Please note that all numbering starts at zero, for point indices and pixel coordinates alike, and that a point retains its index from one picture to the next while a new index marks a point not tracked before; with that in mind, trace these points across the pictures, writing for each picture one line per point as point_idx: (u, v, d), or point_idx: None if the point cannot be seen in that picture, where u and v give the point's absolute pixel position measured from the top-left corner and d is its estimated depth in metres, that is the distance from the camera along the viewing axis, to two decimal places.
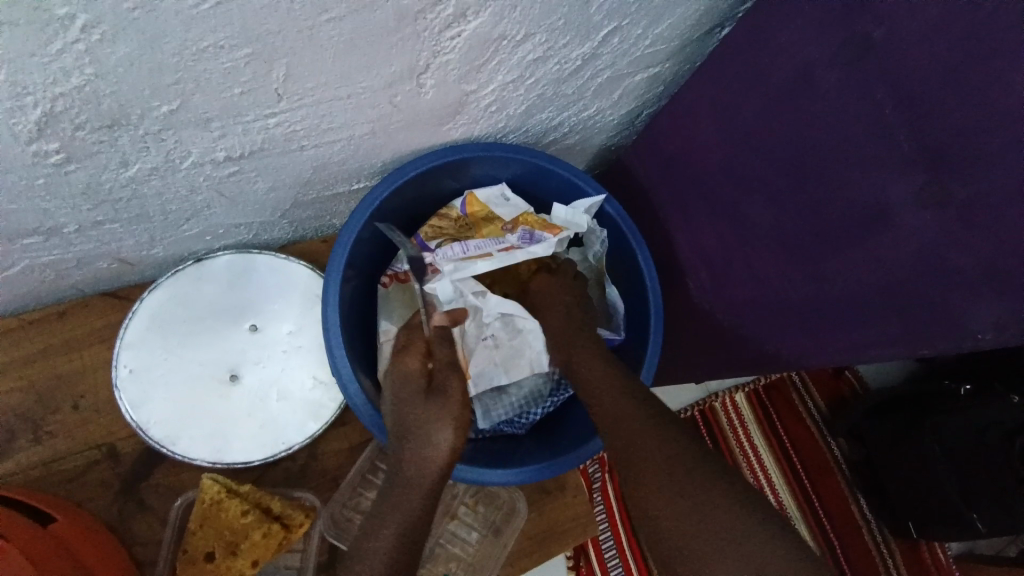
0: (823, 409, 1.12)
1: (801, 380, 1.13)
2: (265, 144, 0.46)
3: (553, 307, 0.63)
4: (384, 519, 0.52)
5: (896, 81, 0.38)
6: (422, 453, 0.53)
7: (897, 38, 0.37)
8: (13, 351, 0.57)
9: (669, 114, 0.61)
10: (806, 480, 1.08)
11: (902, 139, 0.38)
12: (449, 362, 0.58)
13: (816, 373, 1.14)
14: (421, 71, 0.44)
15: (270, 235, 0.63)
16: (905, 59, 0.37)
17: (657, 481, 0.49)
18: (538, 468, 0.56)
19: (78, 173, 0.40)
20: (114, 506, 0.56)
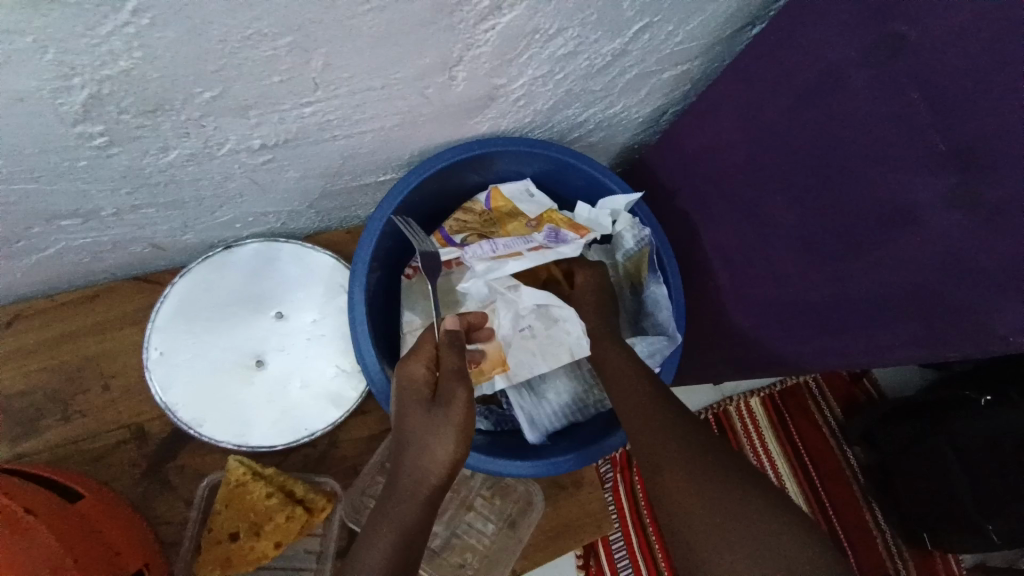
0: (838, 415, 1.11)
1: (816, 386, 1.12)
2: (298, 133, 0.46)
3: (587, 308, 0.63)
4: (385, 523, 0.47)
5: (932, 78, 0.37)
6: (424, 458, 0.48)
7: (934, 35, 0.37)
8: (48, 331, 0.58)
9: (694, 113, 0.62)
10: (822, 489, 1.07)
11: (936, 139, 0.38)
12: (454, 372, 0.50)
13: (832, 379, 1.13)
14: (453, 63, 0.45)
15: (297, 224, 0.64)
16: (942, 58, 0.36)
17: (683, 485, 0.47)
18: (577, 457, 0.57)
19: (119, 156, 0.41)
20: (140, 486, 0.57)
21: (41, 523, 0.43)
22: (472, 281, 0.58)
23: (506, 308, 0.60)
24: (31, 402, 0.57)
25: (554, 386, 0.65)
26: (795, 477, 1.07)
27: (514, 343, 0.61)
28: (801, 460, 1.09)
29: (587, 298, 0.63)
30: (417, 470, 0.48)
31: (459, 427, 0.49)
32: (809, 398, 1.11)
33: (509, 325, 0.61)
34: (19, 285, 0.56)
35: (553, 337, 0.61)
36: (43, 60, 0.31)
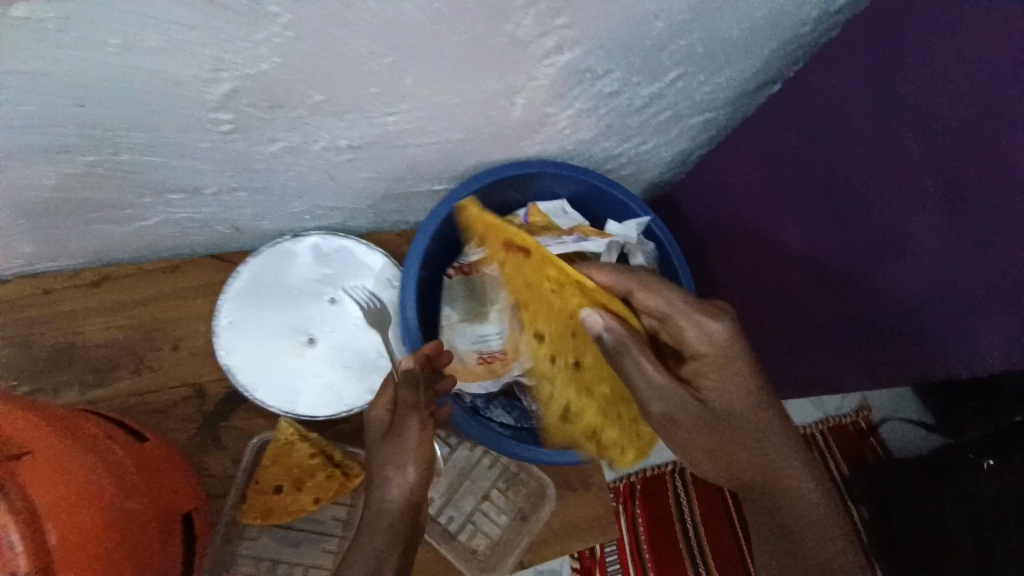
0: (843, 469, 1.21)
1: (823, 438, 1.23)
2: (378, 138, 0.55)
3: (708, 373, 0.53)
4: (377, 538, 0.48)
5: (924, 129, 0.44)
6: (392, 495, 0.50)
7: (923, 94, 0.44)
8: (131, 293, 0.66)
9: (718, 156, 0.70)
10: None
11: (927, 180, 0.44)
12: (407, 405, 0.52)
13: (838, 434, 1.23)
14: (516, 90, 0.53)
15: (356, 222, 0.72)
16: (931, 111, 0.43)
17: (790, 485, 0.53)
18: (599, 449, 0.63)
19: (236, 143, 0.50)
20: (194, 438, 0.64)
21: (132, 473, 0.47)
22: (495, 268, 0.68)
23: None
24: (108, 353, 0.64)
25: None
26: None
27: None
28: None
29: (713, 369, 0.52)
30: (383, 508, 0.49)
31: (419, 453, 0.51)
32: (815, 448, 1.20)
33: None
34: (114, 250, 0.64)
35: None
36: (203, 55, 0.39)
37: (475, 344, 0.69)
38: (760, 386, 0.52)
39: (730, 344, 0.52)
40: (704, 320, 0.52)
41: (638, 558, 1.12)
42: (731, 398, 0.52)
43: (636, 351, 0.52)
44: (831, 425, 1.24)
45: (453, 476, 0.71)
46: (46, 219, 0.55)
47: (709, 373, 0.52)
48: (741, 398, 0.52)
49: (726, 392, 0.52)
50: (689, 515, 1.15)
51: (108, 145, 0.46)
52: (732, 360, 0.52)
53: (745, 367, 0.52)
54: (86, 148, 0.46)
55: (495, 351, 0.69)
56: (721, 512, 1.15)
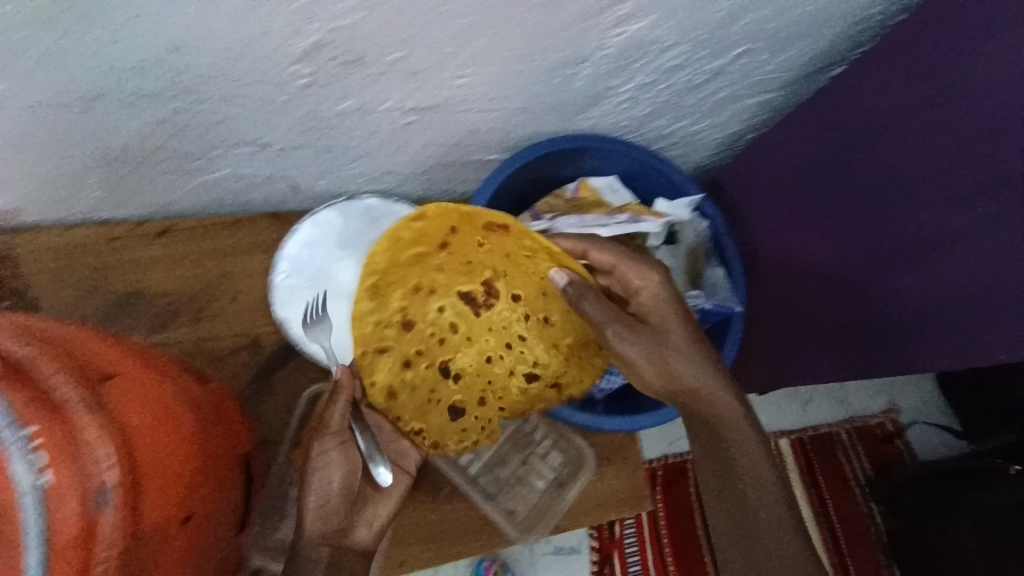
0: (867, 469, 1.19)
1: (848, 438, 1.21)
2: (443, 102, 0.56)
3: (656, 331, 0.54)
4: (316, 547, 0.54)
5: (980, 121, 0.46)
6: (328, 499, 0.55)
7: (982, 87, 0.46)
8: (190, 246, 0.68)
9: (773, 139, 0.70)
10: (841, 542, 1.16)
11: (978, 170, 0.47)
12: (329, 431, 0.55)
13: (863, 435, 1.21)
14: (582, 60, 0.54)
15: (407, 188, 0.74)
16: (989, 103, 0.46)
17: (757, 490, 0.51)
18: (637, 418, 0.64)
19: (310, 98, 0.51)
20: (251, 386, 0.67)
21: (193, 411, 0.48)
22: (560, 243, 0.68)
23: None
24: (171, 302, 0.67)
25: None
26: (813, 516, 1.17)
27: None
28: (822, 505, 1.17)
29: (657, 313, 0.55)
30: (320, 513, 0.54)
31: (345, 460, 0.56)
32: (839, 448, 1.20)
33: None
34: (178, 203, 0.66)
35: None
36: (294, 6, 0.40)
37: None
38: (702, 339, 0.54)
39: (660, 300, 0.55)
40: (638, 276, 0.56)
41: (657, 546, 1.12)
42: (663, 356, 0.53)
43: (590, 297, 0.54)
44: (855, 425, 1.22)
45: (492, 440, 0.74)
46: (120, 167, 0.57)
47: (653, 315, 0.55)
48: (684, 348, 0.53)
49: (669, 332, 0.54)
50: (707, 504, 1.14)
51: (192, 94, 0.48)
52: (667, 308, 0.55)
53: (682, 316, 0.54)
54: (172, 95, 0.47)
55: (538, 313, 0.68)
56: None
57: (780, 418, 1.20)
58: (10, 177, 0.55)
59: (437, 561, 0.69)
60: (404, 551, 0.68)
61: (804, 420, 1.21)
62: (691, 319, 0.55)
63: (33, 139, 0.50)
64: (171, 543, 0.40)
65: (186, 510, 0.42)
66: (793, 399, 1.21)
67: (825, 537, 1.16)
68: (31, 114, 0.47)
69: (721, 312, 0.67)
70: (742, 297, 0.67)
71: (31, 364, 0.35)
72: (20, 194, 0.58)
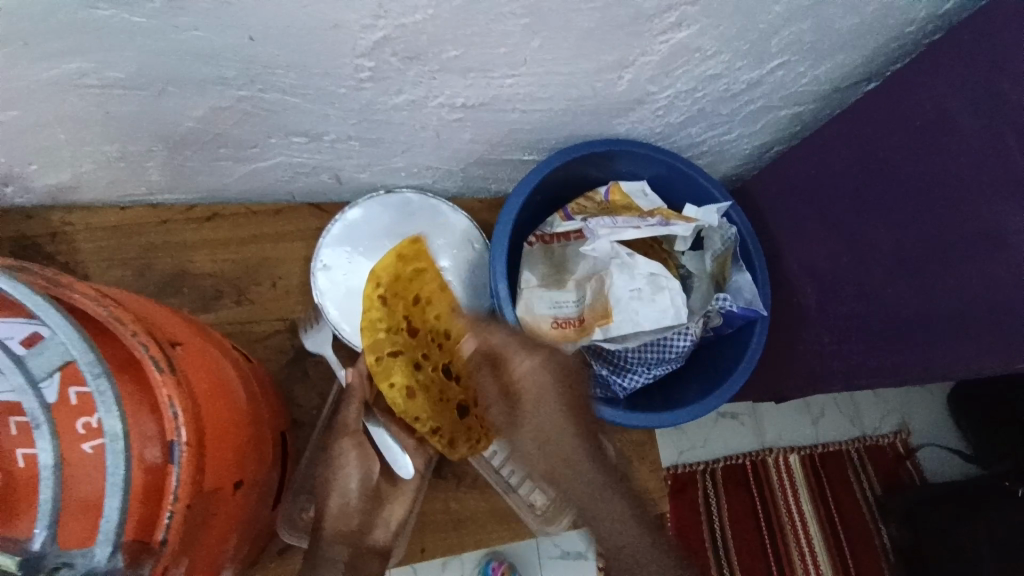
0: (877, 490, 1.19)
1: (858, 456, 1.21)
2: (490, 100, 0.58)
3: (533, 404, 0.54)
4: (333, 546, 0.56)
5: None
6: (344, 501, 0.58)
7: None
8: (236, 231, 0.71)
9: (802, 151, 0.72)
10: (850, 560, 1.16)
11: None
12: (346, 430, 0.61)
13: (873, 453, 1.21)
14: (627, 65, 0.56)
15: (443, 185, 0.76)
16: None
17: (629, 552, 0.52)
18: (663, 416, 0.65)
19: (367, 91, 0.54)
20: (286, 369, 0.70)
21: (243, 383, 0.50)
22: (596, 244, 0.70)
23: (620, 270, 0.70)
24: (214, 284, 0.70)
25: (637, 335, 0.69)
26: (822, 533, 1.16)
27: (623, 298, 0.69)
28: (831, 523, 1.17)
29: (531, 385, 0.55)
30: (337, 513, 0.57)
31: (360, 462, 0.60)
32: (850, 465, 1.20)
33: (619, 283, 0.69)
34: (227, 189, 0.69)
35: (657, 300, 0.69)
36: (368, 1, 0.42)
37: (552, 308, 0.70)
38: (568, 409, 0.55)
39: (540, 379, 0.55)
40: (522, 356, 0.57)
41: None
42: (547, 441, 0.53)
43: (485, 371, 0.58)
44: (867, 443, 1.22)
45: None
46: (180, 151, 0.60)
47: (524, 400, 0.54)
48: (555, 418, 0.54)
49: (537, 413, 0.54)
50: (717, 520, 1.13)
51: (259, 82, 0.50)
52: (539, 382, 0.55)
53: (559, 398, 0.54)
54: (241, 82, 0.50)
55: (570, 318, 0.70)
56: (750, 517, 1.15)
57: (793, 433, 1.20)
58: (77, 154, 0.58)
59: (457, 549, 0.70)
60: (424, 538, 0.70)
61: (815, 437, 1.20)
62: (566, 395, 0.56)
63: (106, 118, 0.53)
64: (223, 507, 0.42)
65: (238, 477, 0.44)
66: (805, 414, 1.21)
67: (834, 555, 1.15)
68: (109, 95, 0.50)
69: (746, 315, 0.69)
70: (767, 302, 0.69)
71: (113, 322, 0.36)
72: (81, 173, 0.62)
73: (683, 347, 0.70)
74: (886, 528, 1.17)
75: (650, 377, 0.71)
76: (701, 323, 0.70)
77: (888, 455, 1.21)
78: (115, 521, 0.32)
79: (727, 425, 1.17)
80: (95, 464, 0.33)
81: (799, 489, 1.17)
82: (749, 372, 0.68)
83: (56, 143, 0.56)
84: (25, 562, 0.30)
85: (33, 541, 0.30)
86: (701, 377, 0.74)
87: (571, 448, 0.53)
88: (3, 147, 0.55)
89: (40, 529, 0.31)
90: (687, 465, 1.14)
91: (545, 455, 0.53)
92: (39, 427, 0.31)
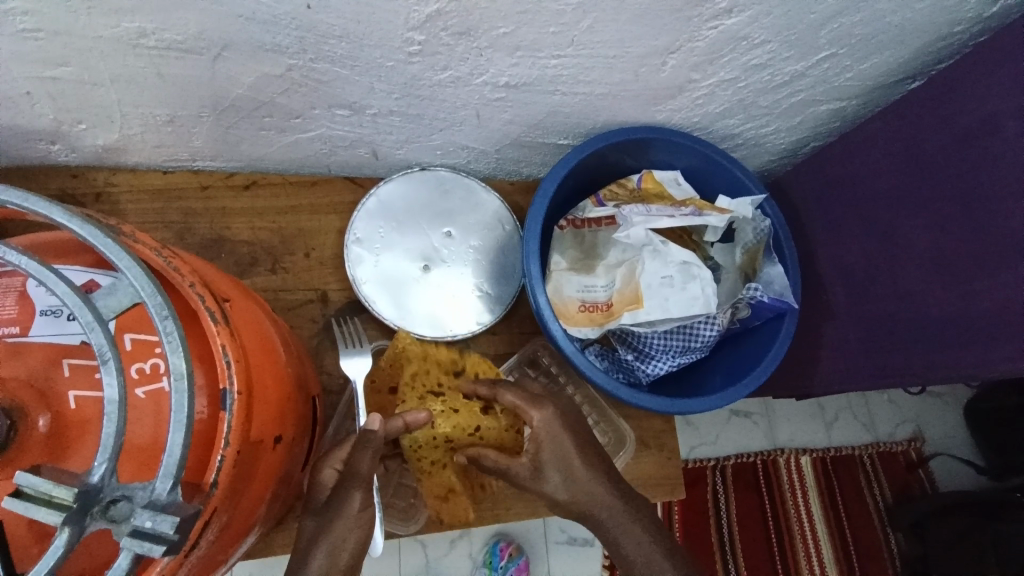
0: (888, 497, 1.19)
1: (870, 462, 1.20)
2: (534, 80, 0.59)
3: (549, 443, 0.59)
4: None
5: None
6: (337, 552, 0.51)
7: None
8: (274, 201, 0.73)
9: (842, 147, 0.71)
10: (858, 566, 1.15)
11: None
12: (358, 476, 0.53)
13: (886, 461, 1.20)
14: (673, 50, 0.56)
15: (477, 165, 0.77)
16: None
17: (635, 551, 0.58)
18: (696, 402, 0.65)
19: (415, 65, 0.54)
20: (316, 338, 0.71)
21: (283, 346, 0.52)
22: (631, 232, 0.70)
23: (654, 257, 0.70)
24: (251, 251, 0.71)
25: (665, 321, 0.70)
26: (830, 537, 1.16)
27: (654, 284, 0.69)
28: (840, 527, 1.17)
29: (542, 430, 0.59)
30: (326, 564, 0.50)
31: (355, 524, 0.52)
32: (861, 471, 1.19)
33: (652, 269, 0.70)
34: (267, 159, 0.70)
35: (688, 290, 0.69)
36: None
37: (581, 292, 0.72)
38: (577, 457, 0.60)
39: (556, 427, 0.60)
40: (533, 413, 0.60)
41: None
42: (567, 469, 0.59)
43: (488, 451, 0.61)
44: (880, 450, 1.21)
45: None
46: (227, 118, 0.61)
47: (543, 456, 0.59)
48: (568, 458, 0.59)
49: (556, 460, 0.59)
50: (724, 516, 1.14)
51: (312, 51, 0.51)
52: (554, 436, 0.59)
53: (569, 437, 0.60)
54: (294, 50, 0.51)
55: (598, 302, 0.72)
56: (757, 516, 1.15)
57: (807, 434, 1.20)
58: (127, 115, 0.60)
59: (474, 523, 0.71)
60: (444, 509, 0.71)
61: (828, 442, 1.20)
62: (578, 452, 0.60)
63: (160, 80, 0.54)
64: (264, 460, 0.43)
65: (277, 433, 0.45)
66: (819, 417, 1.21)
67: (841, 559, 1.15)
68: (164, 57, 0.51)
69: (776, 307, 0.69)
70: (797, 294, 0.69)
71: (173, 272, 0.37)
72: (129, 134, 0.63)
73: (709, 336, 0.71)
74: (895, 537, 1.16)
75: (674, 365, 0.72)
76: (728, 314, 0.71)
77: (901, 463, 1.20)
78: (177, 455, 0.31)
79: (739, 423, 1.18)
80: (144, 409, 0.38)
81: (809, 492, 1.17)
82: (774, 365, 0.68)
83: (109, 103, 0.57)
84: (83, 495, 0.29)
85: (91, 474, 0.30)
86: (722, 369, 0.75)
87: (589, 490, 0.59)
88: (58, 104, 0.56)
89: (100, 462, 0.30)
90: (697, 459, 1.15)
91: (564, 485, 0.59)
92: (107, 363, 0.30)
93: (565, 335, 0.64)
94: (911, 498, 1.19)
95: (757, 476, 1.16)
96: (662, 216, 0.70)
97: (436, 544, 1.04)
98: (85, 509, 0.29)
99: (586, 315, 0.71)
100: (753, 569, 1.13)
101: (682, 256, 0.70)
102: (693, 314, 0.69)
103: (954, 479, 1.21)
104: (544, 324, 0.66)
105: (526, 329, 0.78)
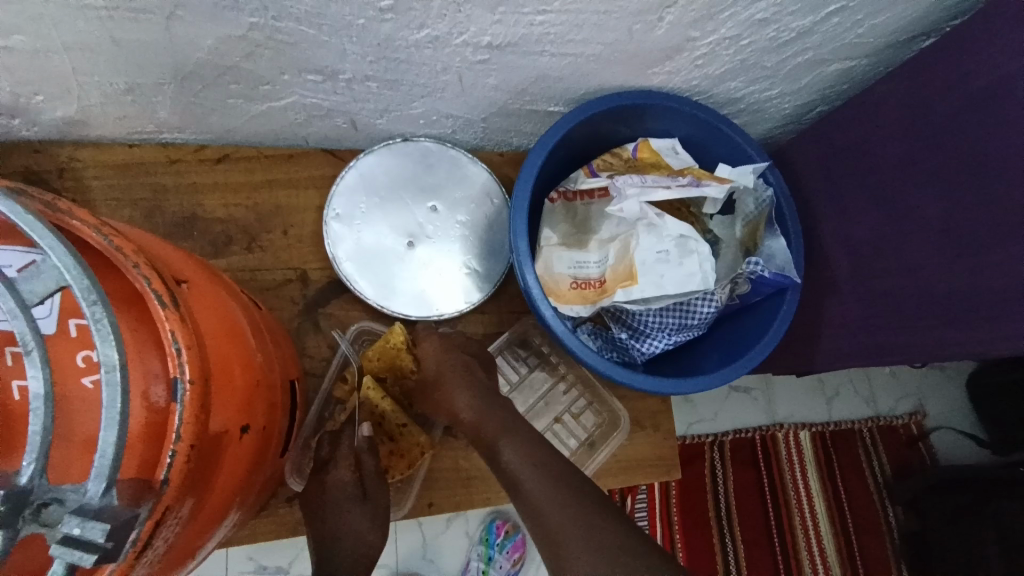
0: (887, 471, 1.17)
1: (870, 436, 1.18)
2: (518, 40, 0.54)
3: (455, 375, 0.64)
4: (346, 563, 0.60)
5: None
6: (359, 539, 0.62)
7: None
8: (249, 176, 0.69)
9: (849, 110, 0.67)
10: (855, 540, 1.14)
11: None
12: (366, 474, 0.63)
13: (887, 435, 1.19)
14: (669, 5, 0.52)
15: (463, 136, 0.73)
16: None
17: (546, 475, 0.57)
18: (695, 380, 0.62)
19: (388, 24, 0.50)
20: (297, 319, 0.69)
21: (255, 329, 0.49)
22: (625, 204, 0.66)
23: (649, 231, 0.67)
24: (225, 230, 0.68)
25: (660, 297, 0.66)
26: (828, 512, 1.15)
27: (650, 259, 0.66)
28: (838, 501, 1.15)
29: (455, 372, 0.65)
30: (352, 551, 0.61)
31: (368, 519, 0.63)
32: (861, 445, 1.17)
33: (648, 245, 0.66)
34: (238, 130, 0.66)
35: (684, 266, 0.66)
36: None
37: (572, 268, 0.69)
38: (480, 388, 0.64)
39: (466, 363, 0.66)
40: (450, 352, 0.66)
41: (668, 527, 1.11)
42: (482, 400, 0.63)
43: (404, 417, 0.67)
44: (881, 424, 1.19)
45: (528, 393, 0.77)
46: (191, 85, 0.57)
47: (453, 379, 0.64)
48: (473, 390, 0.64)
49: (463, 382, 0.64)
50: (722, 492, 1.13)
51: (274, 8, 0.47)
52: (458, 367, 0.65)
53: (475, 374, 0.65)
54: (254, 8, 0.47)
55: (591, 278, 0.69)
56: (756, 491, 1.14)
57: (806, 409, 1.18)
58: (84, 84, 0.56)
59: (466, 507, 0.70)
60: (433, 493, 0.70)
61: (828, 416, 1.18)
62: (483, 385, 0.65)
63: (112, 44, 0.50)
64: (231, 450, 0.41)
65: (245, 422, 0.43)
66: (819, 393, 1.19)
67: (838, 533, 1.14)
68: (116, 18, 0.47)
69: (778, 283, 0.65)
70: (799, 268, 0.66)
71: (115, 252, 0.34)
72: (88, 105, 0.59)
73: (707, 313, 0.67)
74: (893, 510, 1.15)
75: (669, 343, 0.69)
76: (727, 289, 0.68)
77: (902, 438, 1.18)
78: (110, 455, 0.29)
79: (738, 400, 1.16)
80: (88, 403, 0.34)
81: (807, 467, 1.16)
82: (775, 343, 0.65)
83: (64, 72, 0.53)
84: (11, 496, 0.27)
85: (20, 475, 0.27)
86: (720, 347, 0.72)
87: (495, 419, 0.62)
88: (11, 74, 0.52)
89: (28, 463, 0.27)
90: (696, 436, 1.13)
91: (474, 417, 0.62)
92: (31, 354, 0.28)
93: (556, 316, 0.61)
94: (911, 472, 1.17)
95: (755, 453, 1.15)
96: (658, 189, 0.67)
97: (433, 523, 1.04)
98: (17, 509, 0.27)
99: (577, 292, 0.68)
100: (751, 544, 1.12)
101: (678, 233, 0.67)
102: (691, 291, 0.66)
103: (955, 452, 1.19)
104: (534, 304, 0.62)
105: (515, 307, 0.75)
